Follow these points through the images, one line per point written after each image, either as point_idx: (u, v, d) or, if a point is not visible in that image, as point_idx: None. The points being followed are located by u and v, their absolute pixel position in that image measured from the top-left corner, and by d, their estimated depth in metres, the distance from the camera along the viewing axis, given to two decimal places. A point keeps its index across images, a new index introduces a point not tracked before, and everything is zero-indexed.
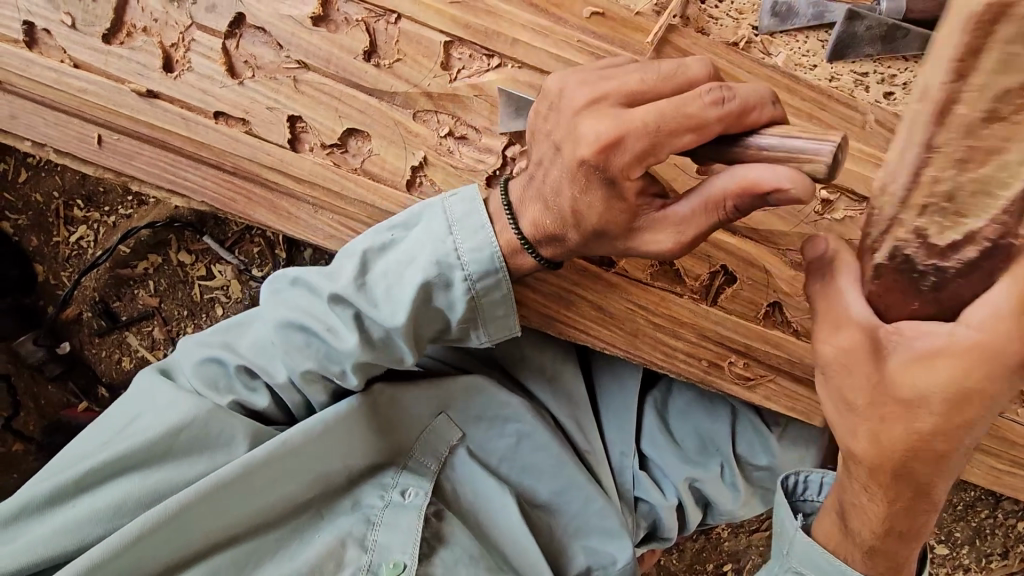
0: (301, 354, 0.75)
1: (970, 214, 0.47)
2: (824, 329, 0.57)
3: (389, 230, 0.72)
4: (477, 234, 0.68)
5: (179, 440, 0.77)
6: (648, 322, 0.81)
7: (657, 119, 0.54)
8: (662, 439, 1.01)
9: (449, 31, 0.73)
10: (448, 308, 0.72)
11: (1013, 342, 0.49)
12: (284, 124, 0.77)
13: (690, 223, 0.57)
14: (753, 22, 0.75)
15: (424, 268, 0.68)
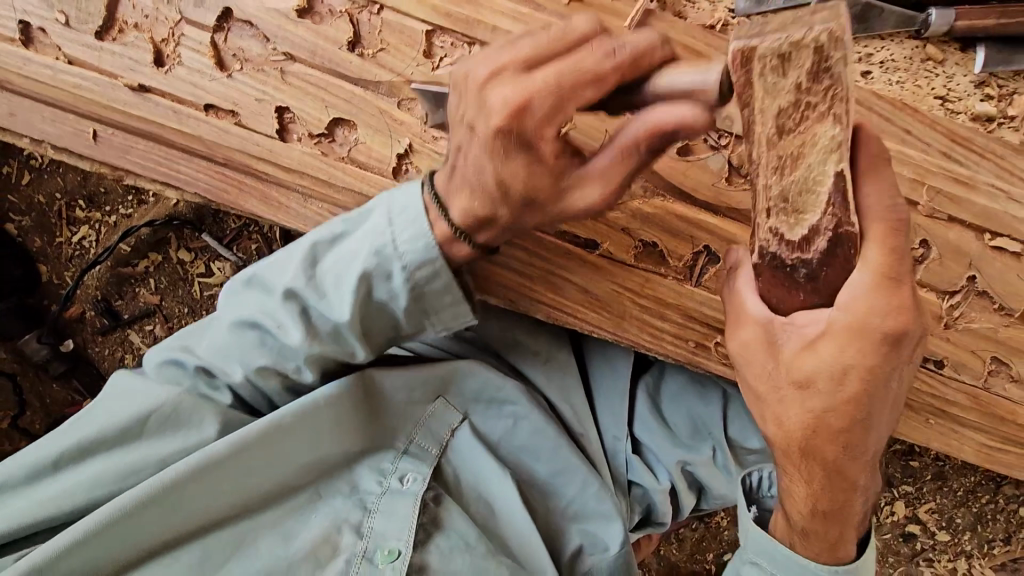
0: (254, 349, 0.77)
1: (807, 211, 0.55)
2: (730, 327, 0.64)
3: (342, 223, 0.74)
4: (412, 225, 0.68)
5: (153, 420, 0.79)
6: (634, 303, 0.83)
7: (556, 79, 0.55)
8: (655, 423, 1.02)
9: (430, 20, 0.75)
10: (394, 300, 0.73)
11: (874, 315, 0.54)
12: (272, 115, 0.79)
13: (611, 175, 0.60)
14: (729, 4, 0.76)
15: (363, 258, 0.70)
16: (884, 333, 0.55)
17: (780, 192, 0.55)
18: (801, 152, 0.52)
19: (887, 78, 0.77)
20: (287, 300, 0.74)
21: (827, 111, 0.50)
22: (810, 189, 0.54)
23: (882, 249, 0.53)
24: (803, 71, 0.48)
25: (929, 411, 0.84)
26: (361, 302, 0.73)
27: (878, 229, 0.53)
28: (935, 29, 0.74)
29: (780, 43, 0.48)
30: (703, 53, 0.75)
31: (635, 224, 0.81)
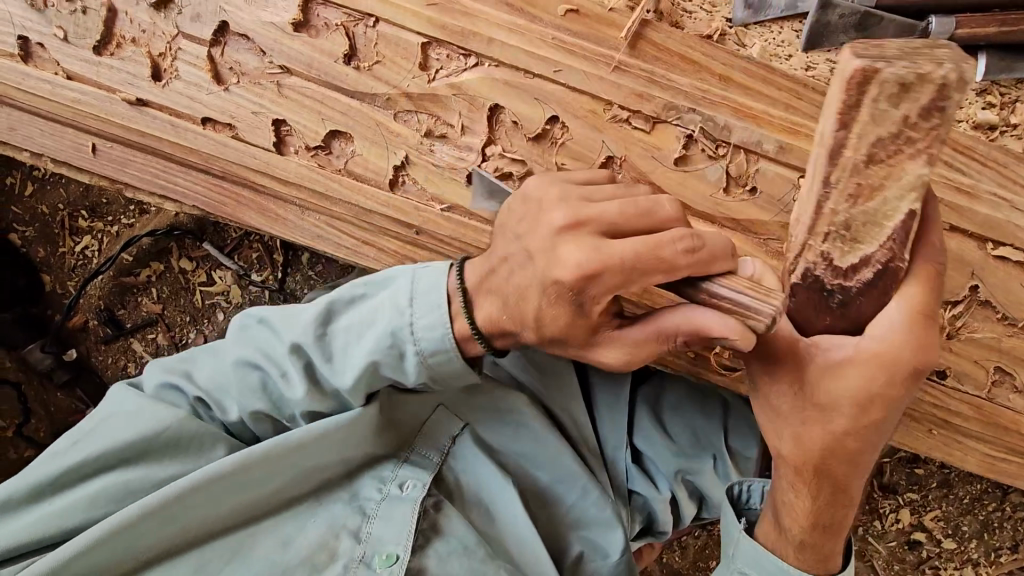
0: (254, 396, 0.79)
1: (863, 241, 0.53)
2: (752, 341, 0.61)
3: (361, 286, 0.75)
4: (431, 314, 0.69)
5: (154, 444, 0.79)
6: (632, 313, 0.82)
7: (633, 259, 0.56)
8: (656, 432, 1.01)
9: (426, 32, 0.75)
10: (398, 376, 0.74)
11: (906, 349, 0.56)
12: (268, 128, 0.79)
13: (639, 349, 0.62)
14: (728, 13, 0.76)
15: (378, 333, 0.71)
16: (909, 366, 0.57)
17: (845, 220, 0.52)
18: (881, 185, 0.50)
19: None
20: (297, 355, 0.76)
21: (923, 151, 0.49)
22: (876, 222, 0.52)
23: (924, 287, 0.56)
24: (916, 105, 0.47)
25: (932, 422, 0.83)
26: (368, 375, 0.75)
27: (921, 269, 0.55)
28: (936, 38, 0.73)
29: (906, 70, 0.45)
30: (700, 63, 0.74)
31: None
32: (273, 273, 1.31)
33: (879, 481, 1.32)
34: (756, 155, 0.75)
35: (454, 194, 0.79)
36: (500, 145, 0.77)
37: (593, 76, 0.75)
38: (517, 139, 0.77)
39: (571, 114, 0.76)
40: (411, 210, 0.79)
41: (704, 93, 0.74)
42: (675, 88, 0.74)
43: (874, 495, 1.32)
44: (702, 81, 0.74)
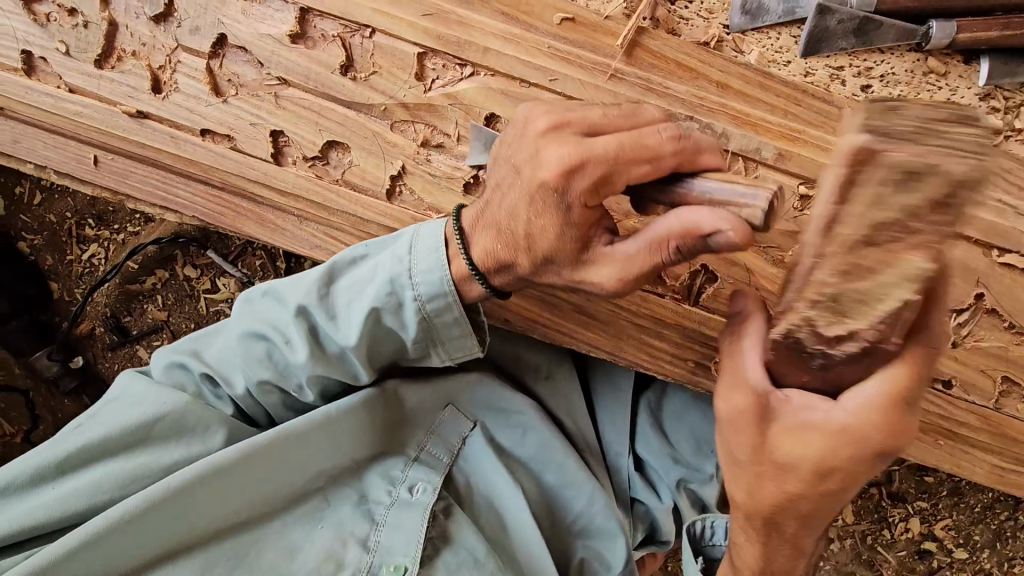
0: (259, 364, 0.78)
1: (852, 316, 0.48)
2: (724, 386, 0.60)
3: (361, 246, 0.75)
4: (429, 257, 0.70)
5: (158, 427, 0.79)
6: (631, 323, 0.82)
7: (616, 150, 0.56)
8: (659, 441, 1.00)
9: (421, 42, 0.75)
10: (401, 331, 0.74)
11: (878, 431, 0.53)
12: (266, 139, 0.79)
13: (632, 265, 0.59)
14: (724, 21, 0.76)
15: (378, 284, 0.71)
16: (876, 447, 0.54)
17: (833, 291, 0.48)
18: (874, 267, 0.46)
19: (888, 92, 0.76)
20: (297, 317, 0.74)
21: (927, 243, 0.45)
22: (867, 301, 0.47)
23: (909, 369, 0.51)
24: (927, 196, 0.43)
25: (938, 432, 0.82)
26: (370, 334, 0.74)
27: (911, 351, 0.51)
28: (936, 42, 0.72)
29: (916, 160, 0.43)
30: (698, 70, 0.74)
31: None
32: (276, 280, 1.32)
33: (887, 490, 1.30)
34: (754, 163, 0.74)
35: (451, 203, 0.78)
36: None
37: (590, 84, 0.74)
38: None
39: None
40: (408, 219, 0.79)
41: (701, 100, 0.74)
42: (673, 96, 0.74)
43: (883, 504, 1.30)
44: (699, 88, 0.74)
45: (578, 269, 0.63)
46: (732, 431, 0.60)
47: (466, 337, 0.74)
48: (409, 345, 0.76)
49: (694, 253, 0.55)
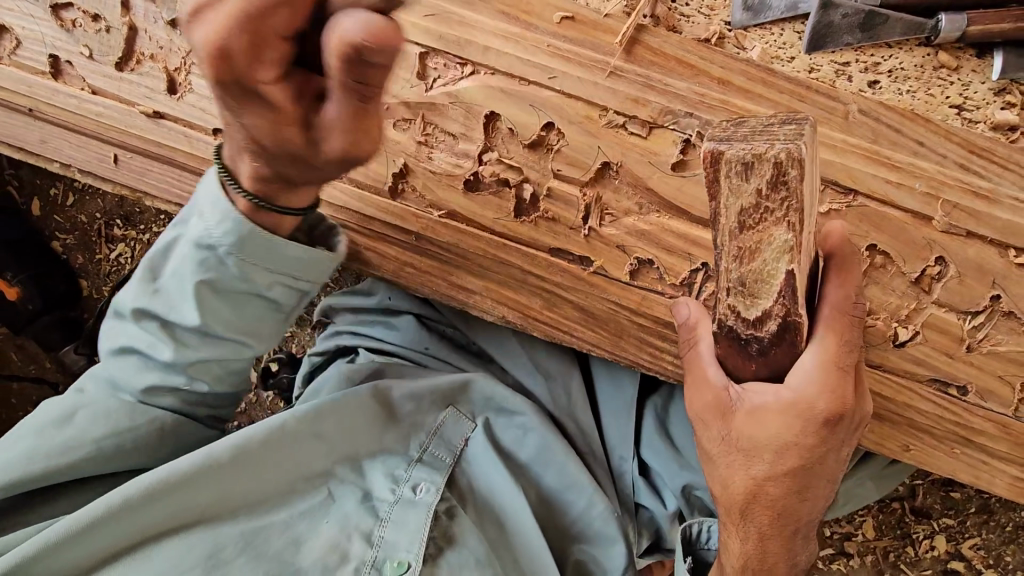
0: (128, 375, 0.79)
1: (760, 296, 0.58)
2: (691, 387, 0.69)
3: (169, 233, 0.74)
4: (213, 205, 0.67)
5: (80, 416, 0.78)
6: (631, 321, 0.81)
7: (244, 20, 0.49)
8: (662, 443, 1.00)
9: (423, 42, 0.76)
10: (241, 284, 0.72)
11: (821, 396, 0.62)
12: None
13: (347, 120, 0.54)
14: (726, 17, 0.75)
15: (192, 254, 0.70)
16: (820, 417, 0.63)
17: (738, 276, 0.58)
18: (758, 247, 0.56)
19: (896, 87, 0.74)
20: (141, 316, 0.76)
21: (782, 218, 0.53)
22: (765, 280, 0.57)
23: (838, 344, 0.63)
24: (763, 178, 0.53)
25: (954, 440, 0.79)
26: (208, 294, 0.72)
27: (835, 321, 0.63)
28: (946, 35, 0.70)
29: (745, 152, 0.52)
30: (699, 68, 0.73)
31: (631, 242, 0.79)
32: None
33: (911, 505, 1.24)
34: None
35: (451, 200, 0.80)
36: (497, 151, 0.79)
37: (589, 81, 0.75)
38: (513, 146, 0.78)
39: (566, 120, 0.76)
40: (410, 217, 0.82)
41: (701, 97, 0.73)
42: (673, 93, 0.74)
43: (906, 519, 1.25)
44: (699, 85, 0.73)
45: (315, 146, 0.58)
46: (702, 425, 0.69)
47: (314, 254, 0.72)
48: (260, 295, 0.74)
49: (374, 77, 0.50)
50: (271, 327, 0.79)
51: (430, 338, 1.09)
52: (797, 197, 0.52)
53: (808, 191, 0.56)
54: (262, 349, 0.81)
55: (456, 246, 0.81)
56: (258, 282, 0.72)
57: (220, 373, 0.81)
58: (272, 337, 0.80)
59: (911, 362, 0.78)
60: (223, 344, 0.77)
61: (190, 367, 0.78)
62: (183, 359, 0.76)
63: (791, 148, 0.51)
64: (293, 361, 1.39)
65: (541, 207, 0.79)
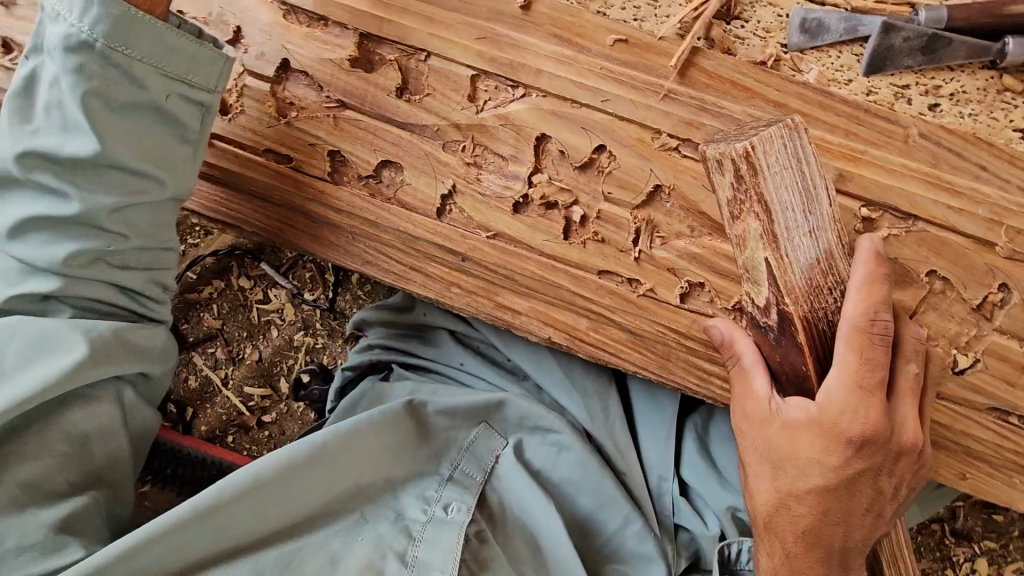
0: (43, 251, 0.74)
1: (759, 284, 0.69)
2: (736, 400, 0.74)
3: (25, 73, 0.73)
4: (77, 3, 0.68)
5: (21, 344, 0.74)
6: (680, 346, 0.81)
7: None
8: (702, 462, 0.99)
9: (474, 65, 0.76)
10: (129, 77, 0.71)
11: (845, 416, 0.66)
12: (324, 158, 0.82)
13: None
14: (782, 39, 0.74)
15: (66, 57, 0.69)
16: (842, 430, 0.67)
17: (744, 264, 0.70)
18: (745, 239, 0.68)
19: (958, 110, 0.72)
20: (29, 170, 0.73)
21: (750, 209, 0.65)
22: (754, 267, 0.69)
23: (861, 361, 0.66)
24: (734, 172, 0.64)
25: (1013, 470, 0.77)
26: (101, 112, 0.71)
27: (858, 340, 0.66)
28: (1013, 59, 0.69)
29: (718, 152, 0.66)
30: (755, 90, 0.73)
31: (682, 264, 0.78)
32: (324, 292, 1.45)
33: (952, 526, 1.22)
34: None
35: (499, 222, 0.80)
36: (547, 173, 0.78)
37: (641, 104, 0.74)
38: (562, 167, 0.78)
39: (618, 143, 0.75)
40: (458, 238, 0.81)
41: (757, 120, 0.73)
42: (728, 115, 0.73)
43: (946, 541, 1.22)
44: (754, 108, 0.73)
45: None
46: (740, 435, 0.74)
47: (206, 51, 0.74)
48: (154, 101, 0.73)
49: None
50: (179, 153, 0.77)
51: (465, 352, 1.10)
52: (753, 189, 0.63)
53: (792, 187, 0.64)
54: (179, 188, 0.78)
55: (505, 266, 0.81)
56: (152, 87, 0.72)
57: (143, 227, 0.78)
58: (183, 167, 0.78)
59: (970, 391, 0.76)
60: (129, 184, 0.74)
61: (106, 216, 0.74)
62: (99, 204, 0.73)
63: (745, 146, 0.62)
64: (325, 372, 1.39)
65: (590, 228, 0.79)
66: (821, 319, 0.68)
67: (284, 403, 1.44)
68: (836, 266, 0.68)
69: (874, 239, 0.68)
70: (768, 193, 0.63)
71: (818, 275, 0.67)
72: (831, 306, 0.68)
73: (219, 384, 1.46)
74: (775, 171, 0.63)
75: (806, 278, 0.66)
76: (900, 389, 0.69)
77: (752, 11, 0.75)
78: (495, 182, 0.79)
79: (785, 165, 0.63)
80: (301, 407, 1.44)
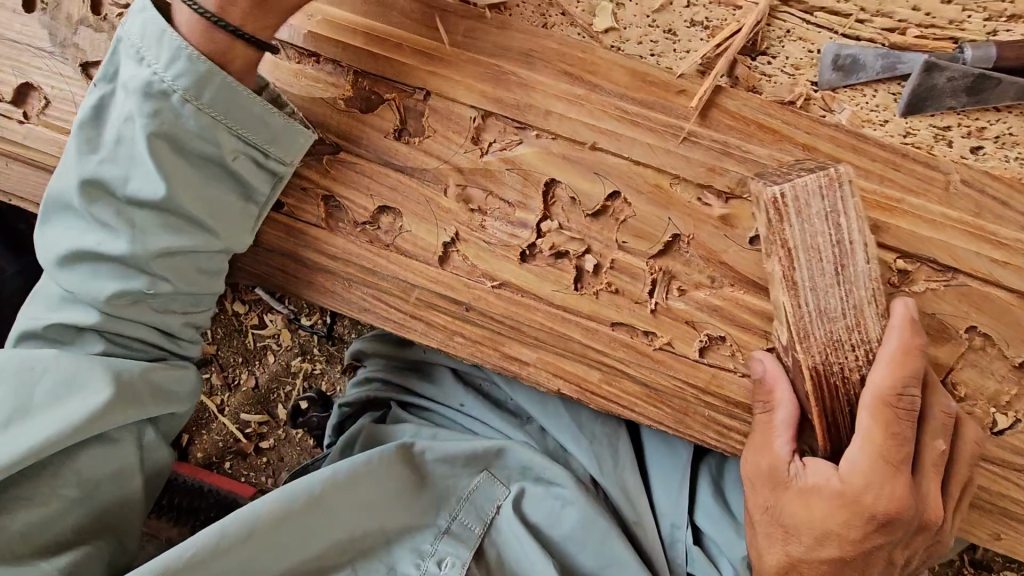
0: (87, 290, 0.68)
1: (782, 325, 0.64)
2: (751, 447, 0.68)
3: (91, 101, 0.67)
4: (161, 51, 0.63)
5: (51, 381, 0.69)
6: (699, 401, 0.75)
7: None
8: (719, 509, 0.92)
9: (478, 105, 0.70)
10: (196, 131, 0.65)
11: (868, 491, 0.61)
12: (318, 203, 0.77)
13: None
14: (812, 76, 0.68)
15: (141, 104, 0.64)
16: (864, 505, 0.62)
17: (776, 304, 0.64)
18: (771, 277, 0.63)
19: (1003, 154, 0.67)
20: (87, 210, 0.67)
21: (773, 252, 0.61)
22: (778, 305, 0.64)
23: (887, 437, 0.60)
24: (762, 215, 0.61)
25: None
26: (167, 152, 0.65)
27: (883, 410, 0.60)
28: None
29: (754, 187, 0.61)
30: (782, 132, 0.67)
31: (702, 317, 0.72)
32: (321, 317, 1.39)
33: (972, 557, 1.16)
34: None
35: (506, 271, 0.74)
36: (556, 220, 0.73)
37: (660, 148, 0.68)
38: (573, 214, 0.72)
39: (634, 189, 0.70)
40: (460, 287, 0.75)
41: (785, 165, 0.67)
42: (753, 160, 0.67)
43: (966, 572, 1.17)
44: (782, 152, 0.67)
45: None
46: (751, 487, 0.69)
47: (292, 124, 0.68)
48: (223, 159, 0.67)
49: None
50: (237, 210, 0.70)
51: (467, 394, 1.04)
52: (776, 235, 0.59)
53: (823, 239, 0.59)
54: (232, 243, 0.71)
55: (511, 317, 0.75)
56: (221, 145, 0.66)
57: (192, 276, 0.70)
58: (240, 226, 0.71)
59: (1009, 451, 0.71)
60: (181, 231, 0.68)
61: (156, 259, 0.67)
62: (147, 247, 0.66)
63: (765, 192, 0.59)
64: (323, 400, 1.35)
65: (603, 278, 0.73)
66: (836, 374, 0.62)
67: (282, 429, 1.40)
68: (871, 327, 0.61)
69: (907, 303, 0.63)
70: (795, 238, 0.59)
71: (839, 329, 0.61)
72: (851, 364, 0.62)
73: (214, 411, 1.42)
74: (806, 223, 0.59)
75: (828, 330, 0.61)
76: (924, 464, 0.64)
77: (780, 45, 0.68)
78: (501, 228, 0.74)
79: (820, 218, 0.59)
80: (300, 433, 1.40)
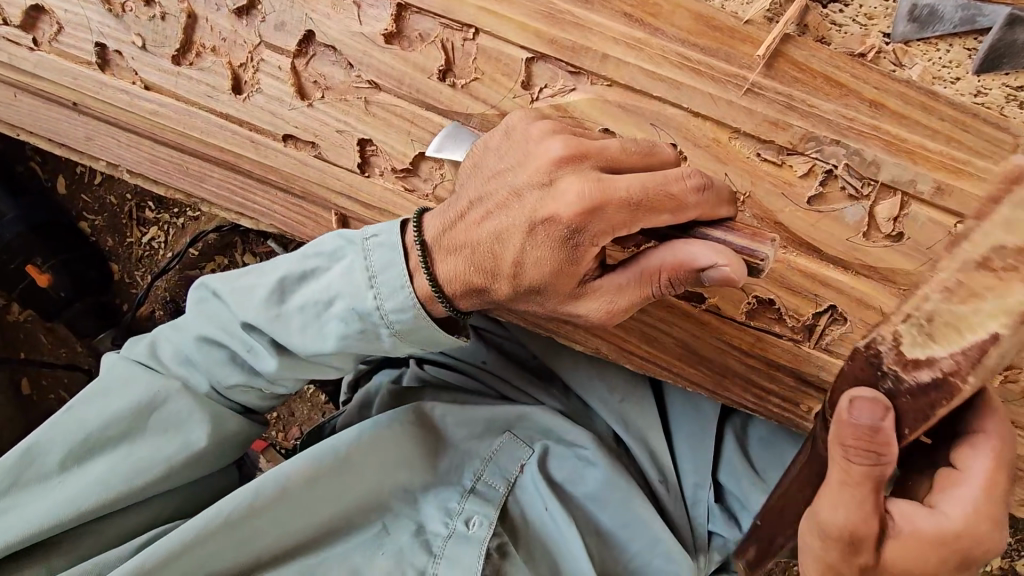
0: (222, 367, 0.75)
1: (938, 341, 0.48)
2: (847, 501, 0.52)
3: (315, 258, 0.68)
4: (395, 294, 0.64)
5: (156, 414, 0.75)
6: (740, 363, 0.74)
7: None
8: (743, 468, 0.90)
9: (531, 47, 0.66)
10: (355, 342, 0.68)
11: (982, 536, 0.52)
12: (354, 148, 0.73)
13: None
14: (885, 28, 0.64)
15: (334, 303, 0.66)
16: (966, 556, 0.53)
17: (929, 309, 0.49)
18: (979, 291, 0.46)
19: None
20: (249, 332, 0.71)
21: None
22: (956, 326, 0.47)
23: (991, 500, 0.52)
24: None
25: None
26: (326, 343, 0.68)
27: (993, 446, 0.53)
28: None
29: None
30: (849, 87, 0.64)
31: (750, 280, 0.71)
32: None
33: None
34: (905, 196, 0.65)
35: None
36: None
37: (722, 100, 0.65)
38: None
39: (691, 142, 0.67)
40: None
41: (850, 122, 0.64)
42: (818, 116, 0.64)
43: None
44: (848, 108, 0.64)
45: (571, 302, 0.63)
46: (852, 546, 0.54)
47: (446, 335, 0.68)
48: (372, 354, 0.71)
49: None
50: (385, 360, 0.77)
51: (488, 351, 0.99)
52: None
53: None
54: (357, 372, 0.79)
55: None
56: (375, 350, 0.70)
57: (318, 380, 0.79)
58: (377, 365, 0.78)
59: None
60: (324, 369, 0.74)
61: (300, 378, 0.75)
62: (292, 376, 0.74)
63: None
64: None
65: None
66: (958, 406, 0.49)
67: None
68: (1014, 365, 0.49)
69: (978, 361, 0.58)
70: None
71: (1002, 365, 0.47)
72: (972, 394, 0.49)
73: None
74: None
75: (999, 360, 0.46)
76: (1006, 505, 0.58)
77: None
78: None
79: None
80: (310, 389, 1.38)
